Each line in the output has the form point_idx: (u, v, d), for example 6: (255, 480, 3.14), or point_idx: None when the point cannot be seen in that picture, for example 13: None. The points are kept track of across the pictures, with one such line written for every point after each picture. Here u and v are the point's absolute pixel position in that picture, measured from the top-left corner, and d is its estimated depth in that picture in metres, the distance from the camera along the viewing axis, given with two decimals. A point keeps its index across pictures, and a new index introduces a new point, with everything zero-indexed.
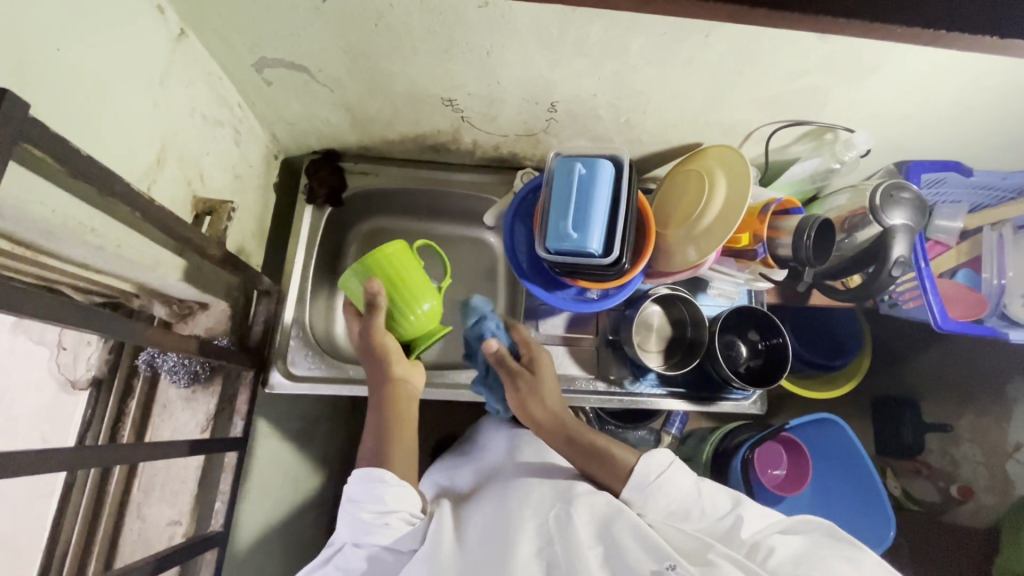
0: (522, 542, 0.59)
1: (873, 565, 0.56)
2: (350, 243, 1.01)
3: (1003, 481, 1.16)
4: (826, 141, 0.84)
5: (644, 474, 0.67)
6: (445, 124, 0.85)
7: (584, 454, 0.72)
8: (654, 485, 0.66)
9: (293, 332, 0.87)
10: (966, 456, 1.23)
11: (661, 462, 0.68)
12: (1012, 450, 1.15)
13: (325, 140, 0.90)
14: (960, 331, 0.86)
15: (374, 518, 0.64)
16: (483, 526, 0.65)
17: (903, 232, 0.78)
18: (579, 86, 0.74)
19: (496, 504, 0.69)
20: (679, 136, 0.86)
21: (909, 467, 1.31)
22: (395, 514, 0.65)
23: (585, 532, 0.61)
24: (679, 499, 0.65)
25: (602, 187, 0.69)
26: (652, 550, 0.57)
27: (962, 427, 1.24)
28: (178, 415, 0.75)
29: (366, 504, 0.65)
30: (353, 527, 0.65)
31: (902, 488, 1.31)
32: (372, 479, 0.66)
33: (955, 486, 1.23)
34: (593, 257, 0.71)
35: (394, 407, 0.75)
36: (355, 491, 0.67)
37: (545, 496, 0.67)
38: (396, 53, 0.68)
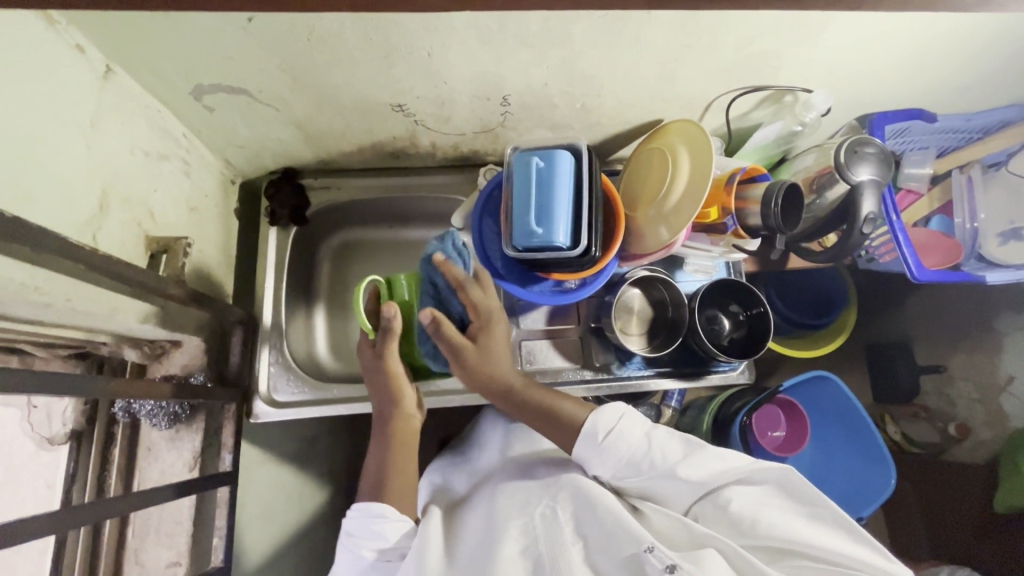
0: (508, 543, 0.59)
1: (830, 522, 0.57)
2: (321, 260, 0.99)
3: (998, 415, 1.21)
4: (785, 104, 0.83)
5: (592, 434, 0.67)
6: (399, 130, 0.83)
7: (536, 419, 0.74)
8: (605, 443, 0.67)
9: (272, 359, 0.85)
10: (961, 394, 1.27)
11: (611, 417, 0.68)
12: (1005, 384, 1.21)
13: (282, 159, 0.88)
14: (937, 280, 0.85)
15: (375, 555, 0.65)
16: (476, 532, 0.65)
17: (871, 187, 0.77)
18: (528, 76, 0.72)
19: (486, 510, 0.69)
20: (639, 115, 0.85)
21: (908, 412, 1.33)
22: (396, 549, 0.65)
23: (571, 529, 0.61)
24: (631, 453, 0.66)
25: (561, 178, 0.68)
26: (628, 532, 0.56)
27: (954, 365, 1.29)
28: (163, 456, 0.74)
29: (368, 538, 0.65)
30: (353, 565, 0.65)
31: (902, 432, 1.32)
32: (372, 513, 0.66)
33: (952, 425, 1.26)
34: (561, 250, 0.70)
35: (397, 441, 0.75)
36: (355, 528, 0.67)
37: (531, 495, 0.67)
38: (336, 63, 0.66)
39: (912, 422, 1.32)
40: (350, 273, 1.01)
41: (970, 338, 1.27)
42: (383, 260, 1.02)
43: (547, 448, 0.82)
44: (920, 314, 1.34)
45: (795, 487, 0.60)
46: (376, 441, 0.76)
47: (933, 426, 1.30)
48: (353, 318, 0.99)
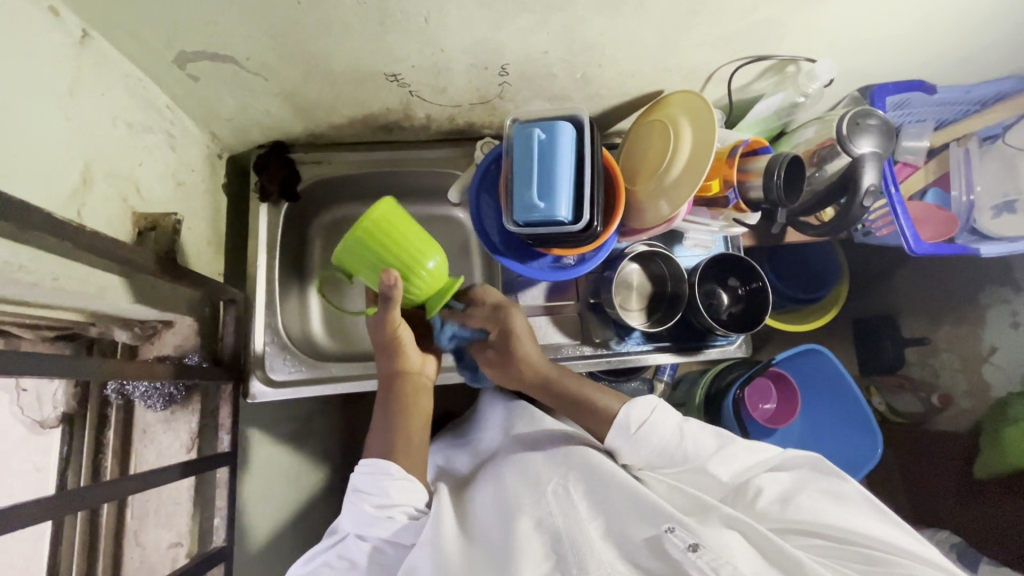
0: (523, 521, 0.60)
1: (859, 504, 0.59)
2: (313, 238, 0.97)
3: (981, 385, 1.27)
4: (787, 74, 0.81)
5: (625, 426, 0.68)
6: (392, 101, 0.80)
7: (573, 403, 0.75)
8: (637, 434, 0.68)
9: (266, 340, 0.83)
10: (944, 365, 1.32)
11: (645, 409, 0.69)
12: (988, 354, 1.28)
13: (270, 131, 0.85)
14: (933, 253, 0.84)
15: (380, 511, 0.65)
16: (491, 510, 0.66)
17: (872, 159, 0.77)
18: (528, 44, 0.69)
19: (495, 487, 0.69)
20: (639, 86, 0.83)
21: (893, 383, 1.37)
22: (400, 507, 0.66)
23: (585, 507, 0.62)
24: (665, 444, 0.67)
25: (564, 151, 0.67)
26: (643, 511, 0.58)
27: (940, 336, 1.34)
28: (159, 438, 0.73)
29: (374, 492, 0.66)
30: (357, 521, 0.65)
31: (887, 404, 1.37)
32: (381, 471, 0.66)
33: (936, 395, 1.31)
34: (564, 224, 0.69)
35: (405, 400, 0.75)
36: (361, 482, 0.67)
37: (542, 470, 0.68)
38: (327, 30, 0.63)
39: (896, 392, 1.36)
40: None
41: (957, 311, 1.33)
42: None
43: (550, 425, 0.82)
44: (905, 286, 1.37)
45: (823, 471, 0.62)
46: (388, 400, 0.75)
47: (915, 396, 1.34)
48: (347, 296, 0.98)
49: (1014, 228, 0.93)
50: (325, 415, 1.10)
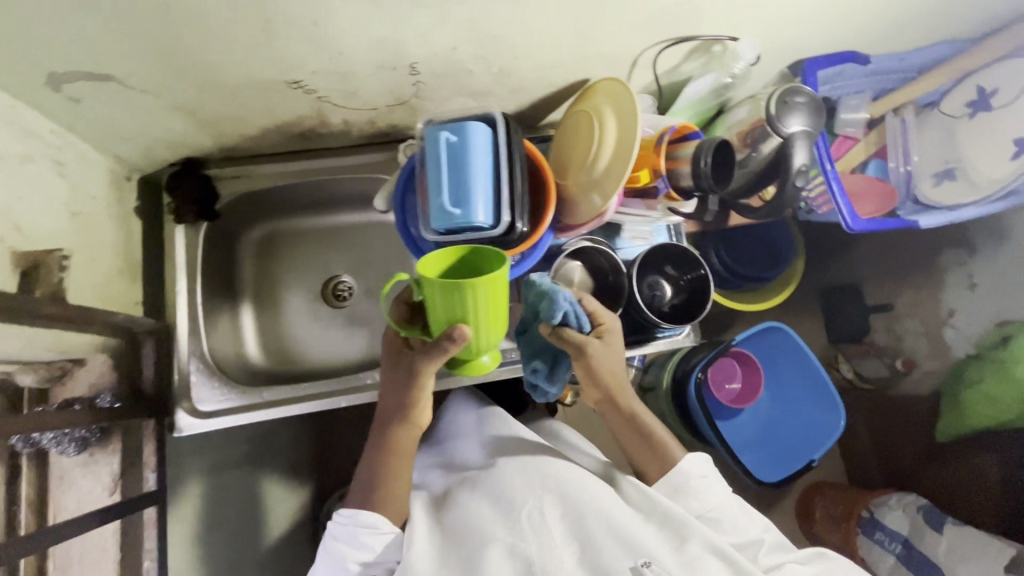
0: (494, 549, 0.61)
1: None
2: (243, 255, 0.93)
3: (942, 347, 1.32)
4: (714, 55, 0.78)
5: (687, 473, 0.73)
6: (303, 109, 0.76)
7: (637, 438, 0.78)
8: (692, 484, 0.73)
9: (192, 367, 0.79)
10: (908, 330, 1.39)
11: (704, 466, 0.75)
12: (948, 317, 1.32)
13: (179, 148, 0.80)
14: (873, 228, 0.83)
15: (359, 567, 0.66)
16: (458, 527, 0.66)
17: (803, 138, 0.75)
18: (432, 41, 0.65)
19: (465, 501, 0.69)
20: (563, 76, 0.80)
21: (859, 350, 1.46)
22: (383, 564, 0.67)
23: (560, 527, 0.64)
24: (711, 504, 0.73)
25: (475, 153, 0.63)
26: (624, 546, 0.61)
27: (902, 304, 1.41)
28: (79, 483, 0.67)
29: (353, 551, 0.66)
30: (335, 568, 0.67)
31: (854, 372, 1.46)
32: (361, 525, 0.66)
33: (899, 360, 1.38)
34: (484, 230, 0.66)
35: (399, 450, 0.69)
36: (339, 532, 0.67)
37: (518, 485, 0.68)
38: (209, 41, 0.58)
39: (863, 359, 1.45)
40: (277, 267, 0.95)
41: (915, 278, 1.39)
42: (314, 249, 0.97)
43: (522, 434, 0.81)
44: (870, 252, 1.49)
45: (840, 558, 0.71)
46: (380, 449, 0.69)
47: (883, 361, 1.43)
48: (285, 313, 0.95)
49: (953, 196, 0.91)
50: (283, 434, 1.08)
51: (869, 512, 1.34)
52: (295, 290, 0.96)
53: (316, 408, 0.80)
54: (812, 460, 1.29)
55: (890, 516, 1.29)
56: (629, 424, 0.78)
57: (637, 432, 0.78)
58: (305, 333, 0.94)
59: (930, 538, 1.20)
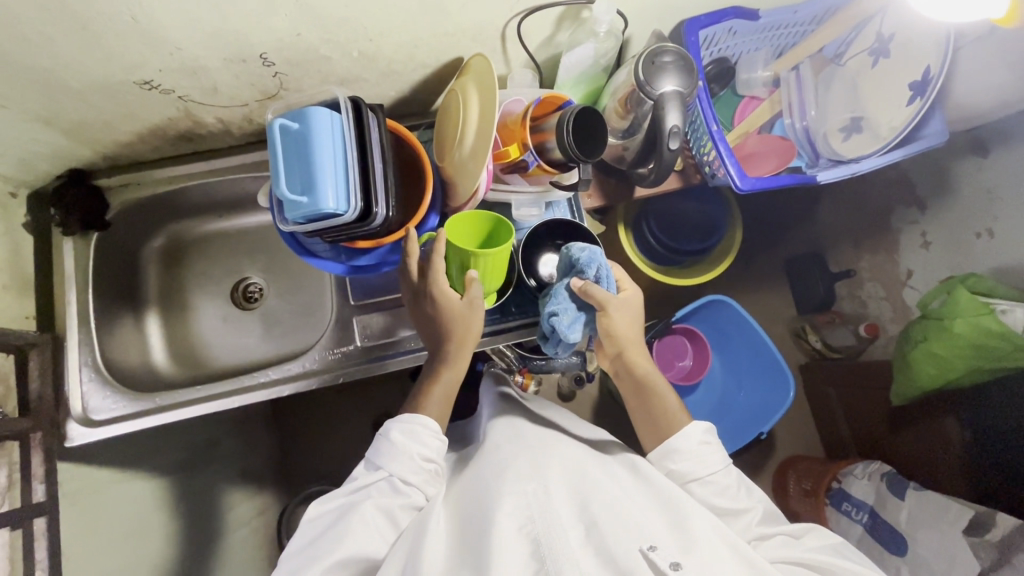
0: (503, 523, 0.60)
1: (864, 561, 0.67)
2: (147, 264, 0.93)
3: (903, 309, 1.32)
4: (583, 21, 0.76)
5: (686, 439, 0.74)
6: (169, 111, 0.75)
7: (641, 404, 0.79)
8: (690, 448, 0.73)
9: (85, 374, 0.81)
10: (872, 294, 1.39)
11: (702, 433, 0.75)
12: (906, 278, 1.31)
13: (59, 161, 0.80)
14: (763, 187, 0.81)
15: (424, 462, 0.69)
16: (468, 512, 0.66)
17: (675, 99, 0.72)
18: (270, 29, 0.64)
19: (477, 490, 0.69)
20: (433, 57, 0.78)
21: (826, 320, 1.45)
22: (436, 458, 0.70)
23: (567, 513, 0.63)
24: (706, 470, 0.72)
25: (319, 139, 0.62)
26: (632, 527, 0.60)
27: (864, 268, 1.42)
28: None
29: (416, 445, 0.69)
30: (398, 463, 0.67)
31: (824, 342, 1.44)
32: (425, 425, 0.70)
33: (864, 327, 1.35)
34: (339, 217, 0.64)
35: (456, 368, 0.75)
36: (405, 429, 0.69)
37: (522, 473, 0.68)
38: (32, 43, 0.58)
39: (830, 328, 1.43)
40: (187, 273, 0.96)
41: (872, 239, 1.40)
42: (227, 253, 0.98)
43: (526, 423, 0.83)
44: (830, 223, 1.49)
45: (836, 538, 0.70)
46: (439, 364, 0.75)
47: (848, 329, 1.42)
48: (197, 320, 0.95)
49: (861, 147, 0.87)
50: None
51: (838, 483, 1.31)
52: (206, 295, 0.96)
53: (208, 411, 0.81)
54: (760, 433, 1.26)
55: (857, 486, 1.26)
56: (638, 391, 0.79)
57: (641, 398, 0.79)
58: (218, 336, 0.95)
59: (892, 506, 1.16)
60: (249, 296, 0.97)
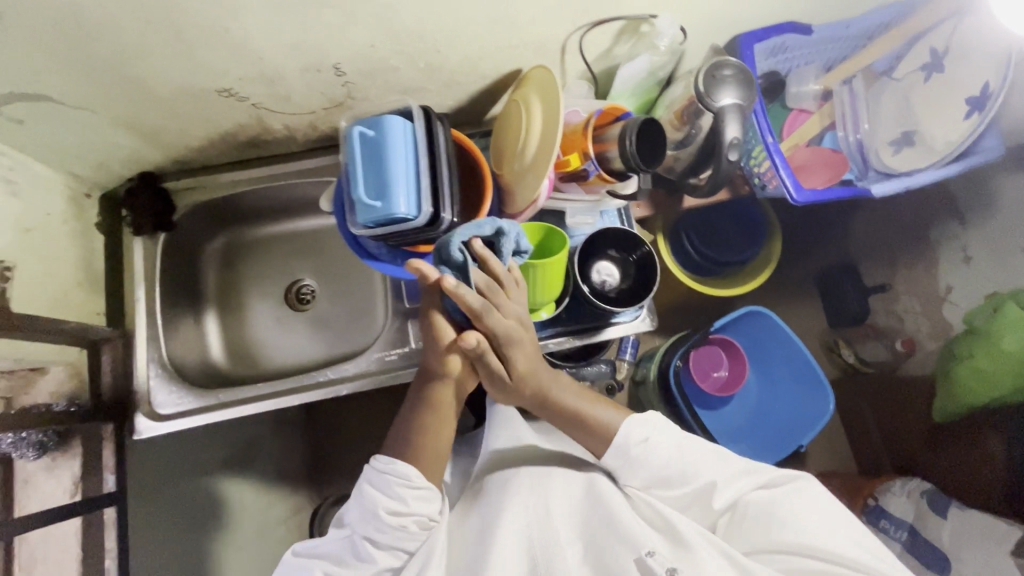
0: (499, 541, 0.64)
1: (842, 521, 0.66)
2: (206, 264, 0.96)
3: (941, 325, 1.28)
4: (642, 35, 0.78)
5: (625, 444, 0.71)
6: (241, 117, 0.78)
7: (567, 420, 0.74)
8: (653, 444, 0.72)
9: (153, 370, 0.83)
10: (906, 309, 1.36)
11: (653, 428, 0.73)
12: (946, 295, 1.28)
13: (133, 163, 0.84)
14: (817, 199, 0.82)
15: (392, 520, 0.66)
16: (472, 528, 0.69)
17: (734, 112, 0.73)
18: (347, 40, 0.67)
19: (481, 510, 0.72)
20: (495, 68, 0.81)
21: (860, 333, 1.44)
22: (413, 516, 0.68)
23: (567, 532, 0.67)
24: (677, 463, 0.71)
25: (392, 146, 0.65)
26: (625, 539, 0.63)
27: (898, 282, 1.39)
28: (43, 484, 0.69)
29: (386, 500, 0.67)
30: (366, 518, 0.67)
31: (856, 356, 1.43)
32: (393, 476, 0.68)
33: (899, 341, 1.37)
34: (409, 221, 0.66)
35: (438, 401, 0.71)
36: (377, 481, 0.68)
37: (524, 493, 0.72)
38: (128, 51, 0.61)
39: (863, 342, 1.43)
40: (243, 274, 0.99)
41: (911, 253, 1.37)
42: (280, 256, 1.00)
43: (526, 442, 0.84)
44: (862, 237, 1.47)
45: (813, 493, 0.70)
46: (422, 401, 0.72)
47: (882, 344, 1.41)
48: (251, 320, 0.97)
49: (911, 162, 0.88)
50: (269, 439, 1.11)
51: (875, 500, 1.27)
52: (261, 296, 0.99)
53: (269, 408, 0.84)
54: (798, 447, 1.25)
55: (896, 503, 1.22)
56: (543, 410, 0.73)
57: (570, 418, 0.73)
58: (271, 336, 0.97)
59: (934, 524, 1.13)
60: (300, 297, 0.98)
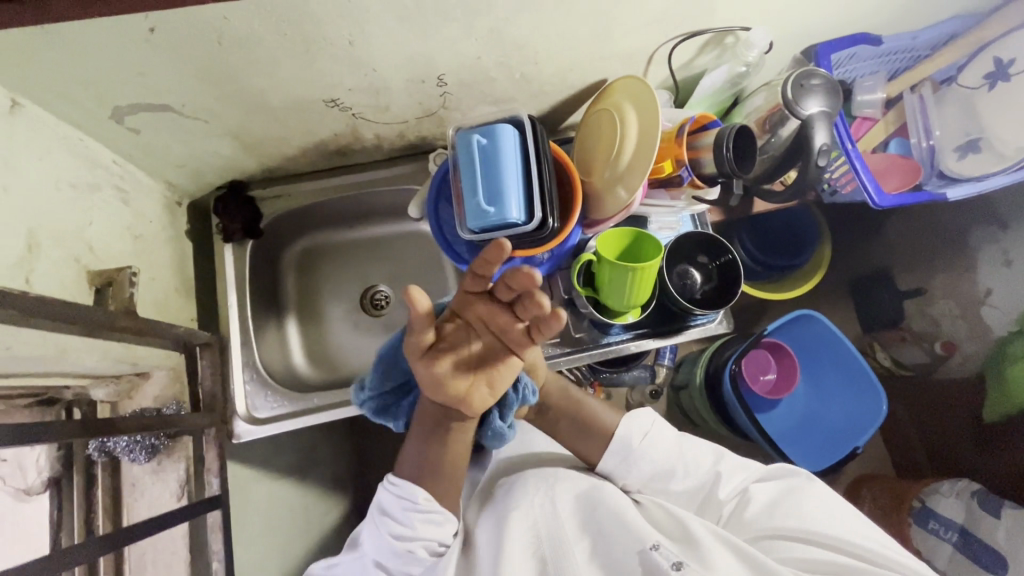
0: (512, 539, 0.64)
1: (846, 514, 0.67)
2: (284, 270, 0.97)
3: (981, 328, 1.24)
4: (727, 46, 0.81)
5: (626, 437, 0.75)
6: (339, 127, 0.81)
7: (570, 420, 0.80)
8: (640, 444, 0.75)
9: (247, 377, 0.85)
10: (943, 312, 1.30)
11: (647, 420, 0.77)
12: (985, 297, 1.25)
13: (225, 172, 0.85)
14: (899, 203, 0.85)
15: (400, 543, 0.66)
16: (484, 531, 0.69)
17: (822, 119, 0.77)
18: (458, 53, 0.69)
19: (491, 516, 0.70)
20: (583, 79, 0.83)
21: (895, 337, 1.35)
22: (421, 541, 0.66)
23: (572, 525, 0.66)
24: (669, 458, 0.73)
25: (505, 153, 0.67)
26: (634, 534, 0.63)
27: (936, 286, 1.32)
28: (149, 489, 0.74)
29: (396, 524, 0.67)
30: (380, 543, 0.67)
31: (891, 358, 1.36)
32: (405, 499, 0.68)
33: (938, 344, 1.29)
34: (518, 226, 0.68)
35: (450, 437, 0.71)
36: (389, 505, 0.69)
37: (529, 489, 0.71)
38: (255, 64, 0.63)
39: (900, 346, 1.34)
40: (318, 279, 1.00)
41: (947, 258, 1.32)
42: (353, 262, 1.01)
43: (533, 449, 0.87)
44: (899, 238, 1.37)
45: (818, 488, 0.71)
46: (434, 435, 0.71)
47: (920, 347, 1.32)
48: (327, 325, 0.99)
49: (981, 167, 0.91)
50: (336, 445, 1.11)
51: (920, 501, 1.20)
52: (335, 301, 1.00)
53: (360, 412, 0.85)
54: (855, 447, 1.25)
55: (944, 504, 1.16)
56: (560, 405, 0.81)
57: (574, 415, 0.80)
58: (348, 341, 0.98)
59: (988, 525, 1.08)
60: (375, 303, 1.00)
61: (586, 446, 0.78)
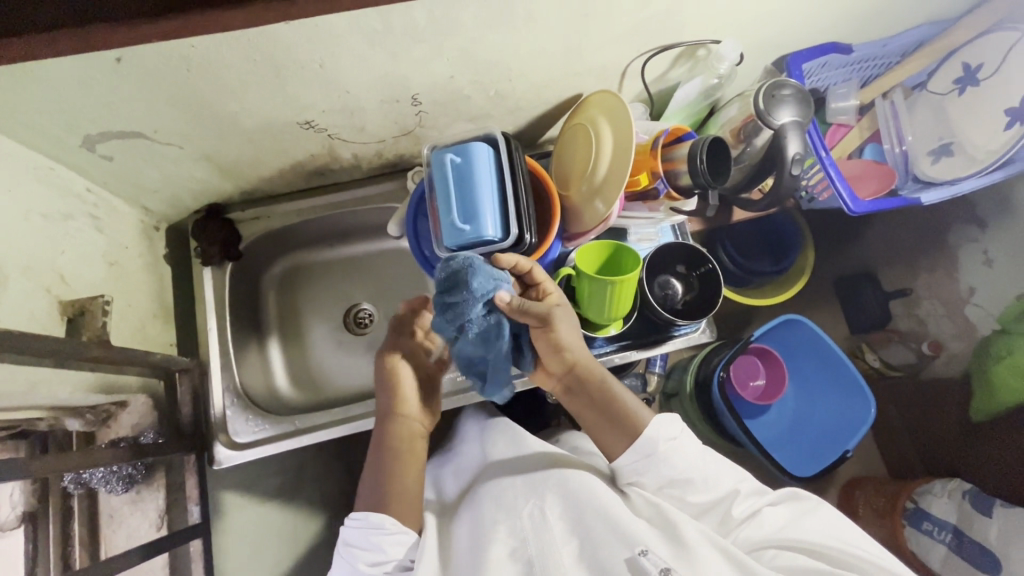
0: (496, 549, 0.63)
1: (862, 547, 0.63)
2: (266, 290, 0.97)
3: (965, 326, 1.22)
4: (699, 58, 0.82)
5: (654, 440, 0.67)
6: (315, 147, 0.80)
7: (594, 408, 0.70)
8: (662, 451, 0.68)
9: (229, 401, 0.84)
10: (929, 312, 1.30)
11: (674, 427, 0.69)
12: (968, 296, 1.24)
13: (202, 196, 0.85)
14: (874, 209, 0.86)
15: (371, 568, 0.65)
16: (468, 534, 0.67)
17: (794, 128, 0.77)
18: (430, 73, 0.70)
19: (473, 515, 0.69)
20: (558, 94, 0.84)
21: (882, 338, 1.36)
22: (393, 562, 0.66)
23: (559, 529, 0.65)
24: (687, 469, 0.68)
25: (480, 170, 0.67)
26: (622, 536, 0.61)
27: (920, 287, 1.33)
28: (128, 520, 0.74)
29: (364, 551, 0.65)
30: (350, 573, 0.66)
31: (880, 359, 1.35)
32: (372, 525, 0.66)
33: (925, 343, 1.28)
34: (494, 242, 0.68)
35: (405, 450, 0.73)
36: (352, 537, 0.67)
37: (517, 492, 0.69)
38: (226, 90, 0.63)
39: (887, 346, 1.35)
40: (300, 299, 0.99)
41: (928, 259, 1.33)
42: (334, 281, 1.01)
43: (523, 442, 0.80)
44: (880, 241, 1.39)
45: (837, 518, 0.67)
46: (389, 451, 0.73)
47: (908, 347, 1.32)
48: (310, 345, 0.98)
49: (953, 170, 0.92)
50: None
51: (913, 502, 1.21)
52: (318, 320, 0.99)
53: (344, 432, 0.84)
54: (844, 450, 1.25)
55: (937, 505, 1.16)
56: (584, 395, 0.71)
57: (601, 407, 0.70)
58: (331, 360, 0.97)
59: (980, 524, 1.08)
60: (358, 321, 0.99)
61: (613, 444, 0.70)
